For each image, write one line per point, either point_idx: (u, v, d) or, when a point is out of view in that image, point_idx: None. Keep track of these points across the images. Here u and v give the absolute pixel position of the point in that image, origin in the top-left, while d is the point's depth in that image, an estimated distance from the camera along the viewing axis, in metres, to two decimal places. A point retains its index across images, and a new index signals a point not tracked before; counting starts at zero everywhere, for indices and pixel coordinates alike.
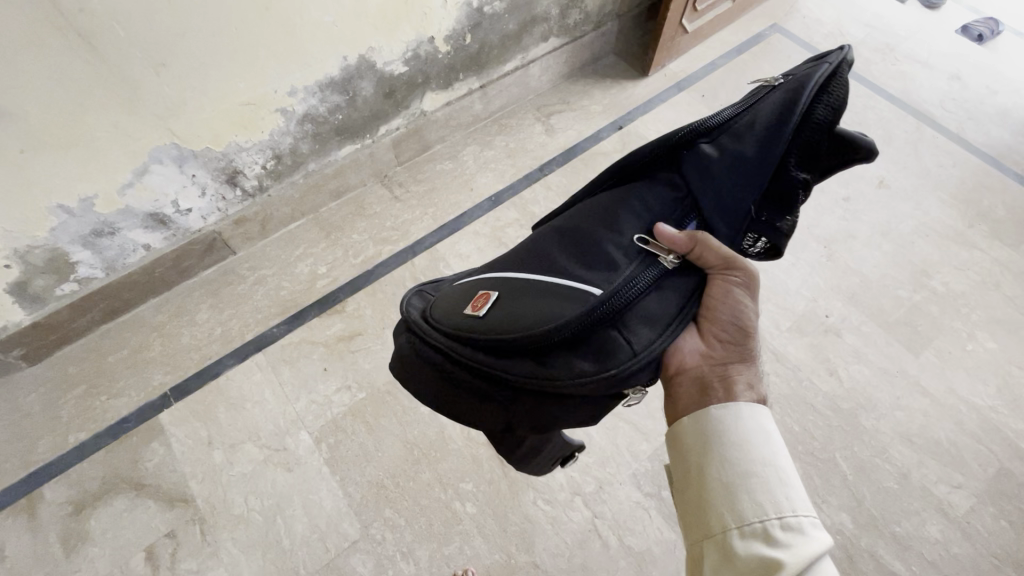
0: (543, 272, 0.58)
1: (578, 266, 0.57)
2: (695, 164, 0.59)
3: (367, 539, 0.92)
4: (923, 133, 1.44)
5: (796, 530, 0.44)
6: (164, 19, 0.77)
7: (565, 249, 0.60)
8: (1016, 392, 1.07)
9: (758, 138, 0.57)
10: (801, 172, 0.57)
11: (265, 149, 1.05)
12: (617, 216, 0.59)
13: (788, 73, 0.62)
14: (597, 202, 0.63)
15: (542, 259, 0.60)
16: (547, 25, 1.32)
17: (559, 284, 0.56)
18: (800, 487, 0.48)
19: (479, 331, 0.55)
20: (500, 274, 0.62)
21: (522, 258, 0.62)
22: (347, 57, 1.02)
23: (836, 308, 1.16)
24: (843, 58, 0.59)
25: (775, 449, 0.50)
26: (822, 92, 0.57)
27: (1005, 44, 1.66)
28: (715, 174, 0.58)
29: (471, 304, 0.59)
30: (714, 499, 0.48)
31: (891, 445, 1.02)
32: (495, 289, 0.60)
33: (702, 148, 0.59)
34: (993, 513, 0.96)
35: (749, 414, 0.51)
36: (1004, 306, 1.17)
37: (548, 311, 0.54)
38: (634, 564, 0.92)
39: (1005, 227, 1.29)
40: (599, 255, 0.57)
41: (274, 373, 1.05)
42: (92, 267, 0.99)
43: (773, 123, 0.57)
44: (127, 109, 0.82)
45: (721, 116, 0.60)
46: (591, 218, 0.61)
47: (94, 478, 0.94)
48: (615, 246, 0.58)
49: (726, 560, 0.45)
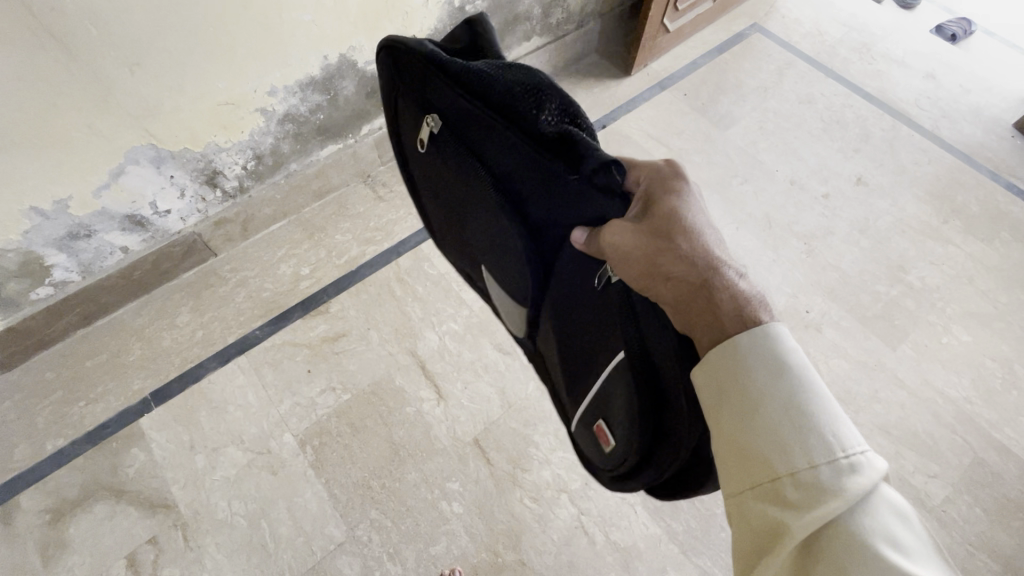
0: (596, 369, 0.55)
1: (599, 343, 0.54)
2: (539, 217, 0.56)
3: (354, 540, 0.92)
4: (899, 132, 1.47)
5: (819, 482, 0.36)
6: (138, 17, 0.75)
7: (580, 335, 0.57)
8: (988, 383, 1.10)
9: (508, 167, 0.55)
10: (541, 119, 0.50)
11: (245, 149, 1.04)
12: (579, 287, 0.55)
13: (422, 115, 0.60)
14: (560, 292, 0.58)
15: (585, 355, 0.57)
16: (529, 25, 1.32)
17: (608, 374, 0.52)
18: (831, 418, 0.38)
19: (627, 461, 0.52)
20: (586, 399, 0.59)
21: (583, 371, 0.59)
22: (328, 56, 1.01)
23: (817, 303, 1.18)
24: (421, 49, 0.54)
25: (788, 379, 0.39)
26: (458, 82, 0.52)
27: (977, 43, 1.70)
28: (552, 208, 0.54)
29: (602, 443, 0.57)
30: (721, 455, 0.40)
31: (870, 436, 1.04)
32: (597, 416, 0.57)
33: (523, 208, 0.57)
34: (968, 502, 0.99)
35: (744, 349, 0.40)
36: (978, 300, 1.20)
37: (623, 401, 0.50)
38: (621, 559, 0.93)
39: (979, 223, 1.32)
40: (603, 321, 0.52)
41: (257, 375, 1.04)
42: (67, 270, 0.98)
43: (494, 151, 0.55)
44: (102, 110, 0.81)
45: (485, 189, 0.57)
46: (569, 305, 0.58)
47: (72, 485, 0.93)
48: (595, 304, 0.53)
49: (741, 524, 0.39)
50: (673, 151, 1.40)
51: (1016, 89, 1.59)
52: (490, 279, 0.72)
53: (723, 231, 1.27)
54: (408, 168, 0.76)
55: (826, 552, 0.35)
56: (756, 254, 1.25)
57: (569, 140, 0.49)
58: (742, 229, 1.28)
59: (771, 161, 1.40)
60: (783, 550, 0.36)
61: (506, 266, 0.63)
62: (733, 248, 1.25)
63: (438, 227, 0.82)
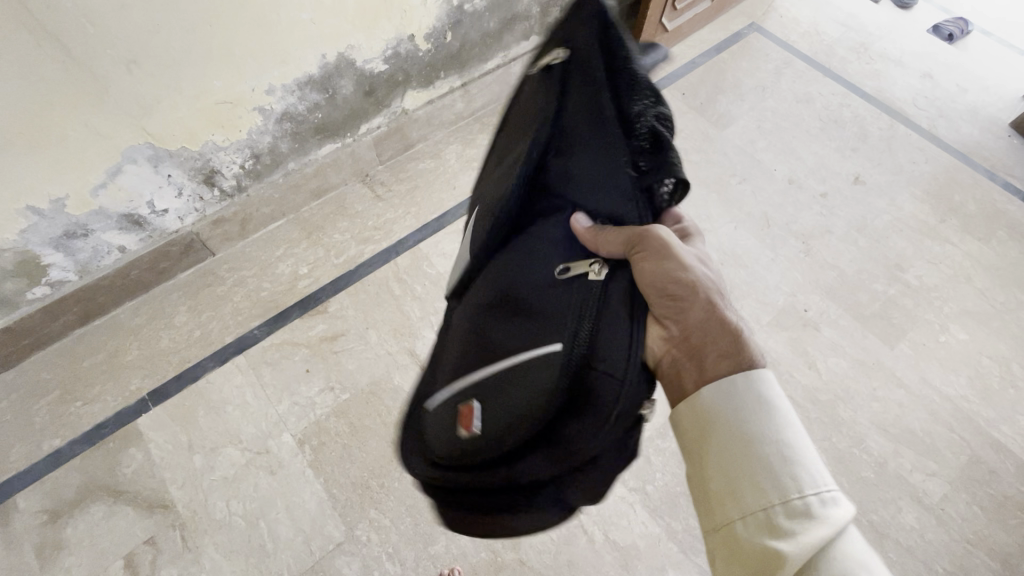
0: (491, 354, 0.50)
1: (514, 330, 0.50)
2: (560, 182, 0.54)
3: (352, 540, 0.91)
4: (897, 131, 1.47)
5: (808, 511, 0.38)
6: (135, 16, 0.75)
7: (500, 318, 0.52)
8: (986, 382, 1.11)
9: (581, 131, 0.53)
10: (642, 114, 0.51)
11: (243, 148, 1.03)
12: (525, 270, 0.52)
13: (549, 51, 0.57)
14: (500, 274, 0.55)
15: (478, 339, 0.52)
16: (528, 23, 1.32)
17: (512, 360, 0.48)
18: (813, 457, 0.41)
19: (491, 454, 0.47)
20: (450, 382, 0.53)
21: (463, 354, 0.53)
22: (326, 55, 1.00)
23: (815, 302, 1.19)
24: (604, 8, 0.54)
25: (778, 417, 0.42)
26: (611, 52, 0.53)
27: (974, 43, 1.71)
28: (581, 182, 0.53)
29: (459, 424, 0.49)
30: (713, 487, 0.42)
31: (869, 435, 1.04)
32: (470, 393, 0.50)
33: (552, 164, 0.54)
34: (966, 500, 0.99)
35: (744, 382, 0.44)
36: (975, 299, 1.21)
37: (531, 391, 0.46)
38: (620, 558, 0.93)
39: (976, 221, 1.32)
40: (536, 310, 0.49)
41: (255, 375, 1.04)
42: (64, 270, 0.97)
43: (589, 107, 0.52)
44: (99, 109, 0.81)
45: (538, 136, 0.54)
46: (498, 283, 0.53)
47: (69, 485, 0.92)
48: (541, 292, 0.50)
49: (732, 556, 0.40)
50: None
51: (1012, 88, 1.59)
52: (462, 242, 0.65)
53: (722, 231, 1.28)
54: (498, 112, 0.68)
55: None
56: (755, 253, 1.25)
57: (655, 142, 0.51)
58: (741, 228, 1.28)
59: (769, 160, 1.40)
60: None
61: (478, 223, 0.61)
62: (732, 247, 1.25)
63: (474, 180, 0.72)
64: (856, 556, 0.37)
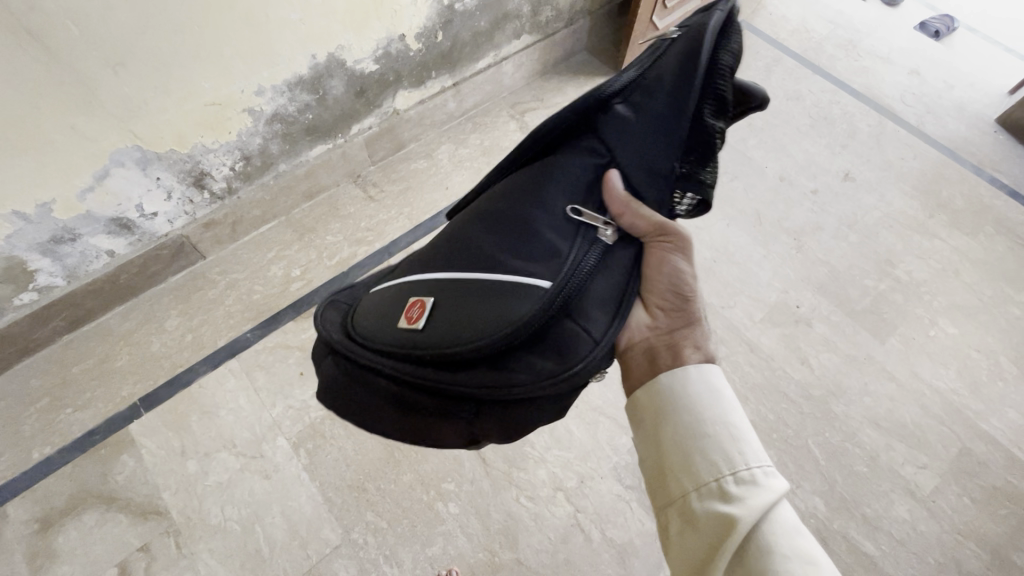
0: (474, 269, 0.54)
1: (503, 253, 0.54)
2: (612, 128, 0.56)
3: (349, 544, 0.91)
4: (885, 127, 1.48)
5: (751, 480, 0.46)
6: (121, 17, 0.74)
7: (494, 237, 0.55)
8: (975, 375, 1.12)
9: (665, 91, 0.53)
10: (716, 123, 0.55)
11: (233, 150, 1.02)
12: (542, 193, 0.56)
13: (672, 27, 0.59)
14: (511, 194, 0.57)
15: (466, 254, 0.56)
16: (519, 22, 1.31)
17: (494, 279, 0.53)
18: (752, 439, 0.49)
19: (427, 348, 0.51)
20: (426, 281, 0.56)
21: (445, 259, 0.57)
22: (316, 55, 0.99)
23: (807, 298, 1.19)
24: (730, 6, 0.56)
25: (724, 405, 0.51)
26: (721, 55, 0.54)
27: (959, 39, 1.73)
28: (632, 136, 0.55)
29: (406, 315, 0.54)
30: (672, 465, 0.50)
31: (860, 429, 1.05)
32: (431, 294, 0.55)
33: (614, 107, 0.56)
34: (957, 492, 1.00)
35: (698, 375, 0.53)
36: (964, 293, 1.22)
37: (490, 314, 0.50)
38: (617, 556, 0.93)
39: (963, 216, 1.34)
40: (533, 244, 0.53)
41: (248, 379, 1.03)
42: (52, 275, 0.96)
43: (681, 73, 0.53)
44: (85, 112, 0.80)
45: (622, 79, 0.56)
46: (510, 202, 0.57)
47: (61, 494, 0.91)
48: (546, 227, 0.54)
49: (690, 525, 0.46)
50: None
51: (998, 84, 1.61)
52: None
53: (714, 228, 1.28)
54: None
55: (760, 539, 0.44)
56: (747, 250, 1.25)
57: (705, 155, 0.56)
58: (733, 226, 1.29)
59: (760, 157, 1.41)
60: (730, 539, 0.43)
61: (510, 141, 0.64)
62: (724, 245, 1.26)
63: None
64: (788, 519, 0.45)
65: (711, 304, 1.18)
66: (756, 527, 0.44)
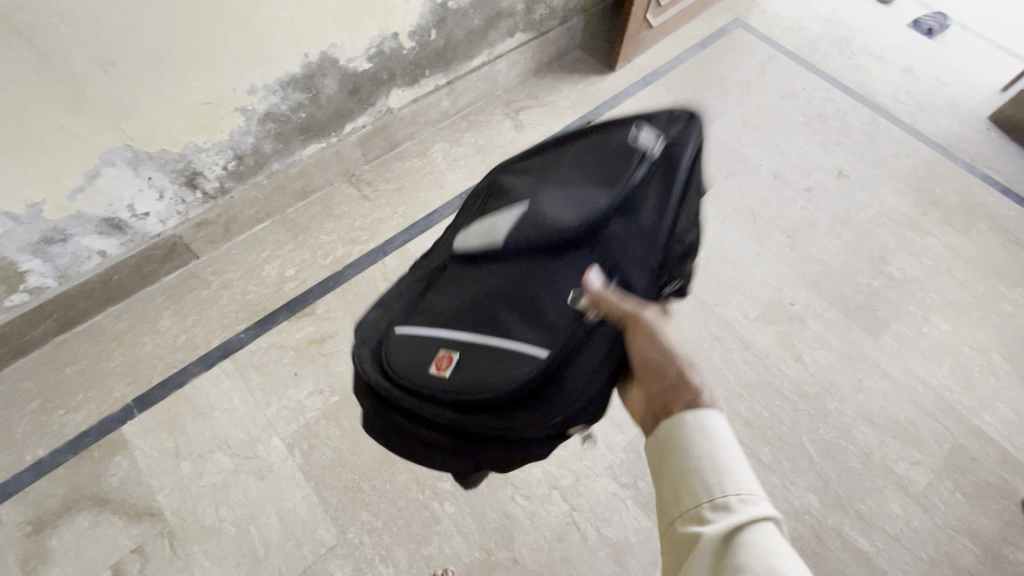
0: (489, 329, 0.60)
1: (512, 324, 0.60)
2: (605, 233, 0.62)
3: (345, 544, 0.91)
4: (878, 125, 1.49)
5: (727, 506, 0.44)
6: (110, 15, 0.73)
7: (505, 302, 0.61)
8: (967, 371, 1.13)
9: (651, 206, 0.63)
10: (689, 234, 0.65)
11: (225, 149, 1.02)
12: (545, 276, 0.61)
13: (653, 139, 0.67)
14: (516, 271, 0.62)
15: (479, 314, 0.61)
16: (512, 20, 1.31)
17: (504, 347, 0.58)
18: (742, 469, 0.46)
19: (447, 395, 0.57)
20: (440, 339, 0.60)
21: (459, 319, 0.61)
22: (309, 53, 0.99)
23: (801, 295, 1.20)
24: (698, 133, 0.68)
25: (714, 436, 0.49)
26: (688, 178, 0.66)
27: (952, 37, 1.74)
28: (624, 239, 0.62)
29: (433, 362, 0.59)
30: (660, 492, 0.49)
31: (854, 426, 1.06)
32: (455, 345, 0.60)
33: (610, 213, 0.63)
34: (949, 487, 1.01)
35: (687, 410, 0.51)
36: (956, 290, 1.23)
37: (504, 370, 0.57)
38: (613, 554, 0.94)
39: (956, 213, 1.35)
40: (537, 314, 0.60)
41: (242, 379, 1.03)
42: (43, 276, 0.95)
43: (663, 192, 0.64)
44: (75, 111, 0.79)
45: (615, 188, 0.64)
46: (516, 278, 0.61)
47: (53, 496, 0.91)
48: (548, 305, 0.60)
49: (673, 552, 0.46)
50: None
51: (990, 82, 1.62)
52: (505, 209, 0.64)
53: (708, 226, 1.28)
54: (564, 134, 0.73)
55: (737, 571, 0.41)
56: (742, 248, 1.26)
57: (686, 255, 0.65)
58: (727, 223, 1.29)
59: (754, 155, 1.41)
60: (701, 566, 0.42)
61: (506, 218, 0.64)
62: (719, 242, 1.26)
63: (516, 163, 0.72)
64: (772, 546, 0.41)
65: (706, 302, 1.18)
66: (730, 554, 0.41)
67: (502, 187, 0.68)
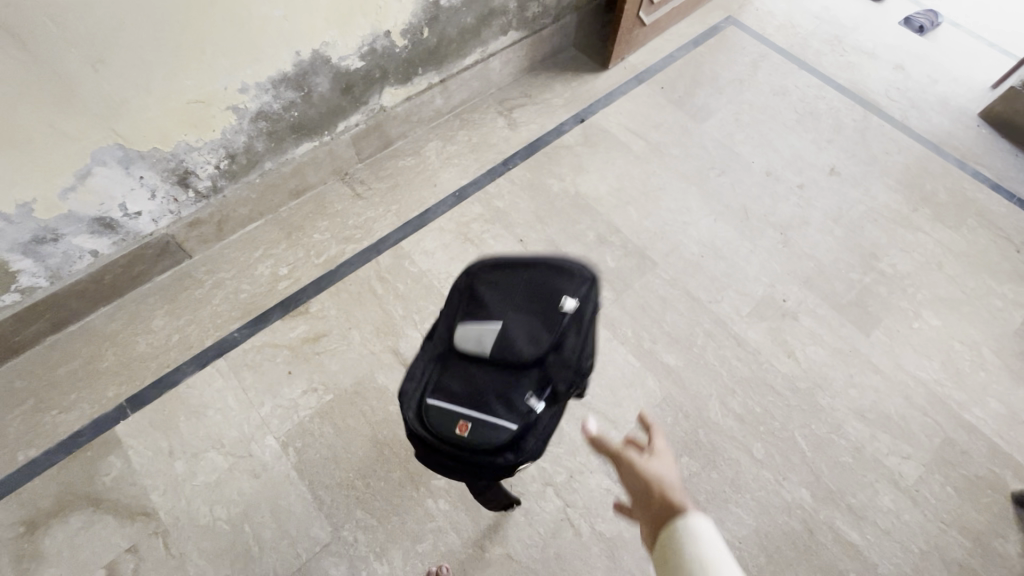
0: (491, 402, 0.69)
1: (486, 396, 0.69)
2: (551, 357, 0.71)
3: (339, 541, 0.91)
4: (870, 122, 1.50)
5: None
6: (99, 12, 0.73)
7: (495, 389, 0.70)
8: (958, 365, 1.14)
9: (576, 340, 0.71)
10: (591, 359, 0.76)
11: (217, 148, 1.01)
12: (510, 381, 0.70)
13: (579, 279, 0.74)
14: (491, 371, 0.70)
15: (464, 381, 0.71)
16: (505, 18, 1.31)
17: (476, 413, 0.68)
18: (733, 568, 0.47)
19: (468, 449, 0.67)
20: (430, 399, 0.70)
21: (447, 384, 0.70)
22: (300, 52, 0.99)
23: (793, 292, 1.21)
24: (591, 282, 0.74)
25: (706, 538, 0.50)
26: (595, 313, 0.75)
27: (943, 34, 1.75)
28: (557, 367, 0.71)
29: (459, 424, 0.68)
30: None
31: (846, 420, 1.07)
32: (469, 414, 0.68)
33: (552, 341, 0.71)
34: (940, 481, 1.02)
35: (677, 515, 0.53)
36: (947, 285, 1.24)
37: (502, 433, 0.67)
38: (607, 549, 0.94)
39: (946, 210, 1.36)
40: (514, 403, 0.69)
41: (236, 378, 1.03)
42: (35, 276, 0.95)
43: (583, 327, 0.72)
44: (64, 110, 0.79)
45: (552, 321, 0.71)
46: (491, 375, 0.70)
47: (46, 496, 0.90)
48: (519, 402, 0.69)
49: None
50: (652, 145, 1.40)
51: (981, 79, 1.63)
52: (484, 322, 0.71)
53: (701, 223, 1.29)
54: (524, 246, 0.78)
55: None
56: (735, 245, 1.26)
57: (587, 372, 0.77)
58: (720, 220, 1.30)
59: (747, 153, 1.41)
60: None
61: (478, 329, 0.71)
62: (711, 239, 1.27)
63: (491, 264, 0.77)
64: None
65: (699, 299, 1.19)
66: None
67: (474, 295, 0.74)
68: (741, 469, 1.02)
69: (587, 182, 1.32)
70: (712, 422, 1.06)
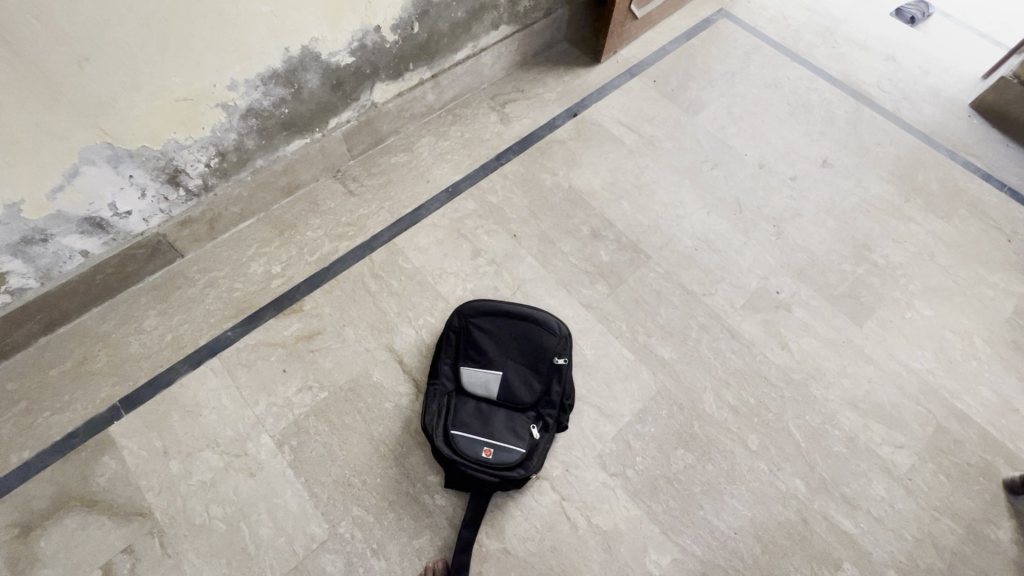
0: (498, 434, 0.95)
1: (498, 427, 0.96)
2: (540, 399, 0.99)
3: (335, 539, 0.91)
4: (862, 114, 1.50)
5: None
6: (84, 10, 0.73)
7: (502, 421, 0.97)
8: (949, 355, 1.14)
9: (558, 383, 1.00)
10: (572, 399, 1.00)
11: (207, 146, 1.01)
12: (511, 419, 0.97)
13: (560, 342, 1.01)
14: (495, 407, 0.98)
15: (477, 416, 0.97)
16: (496, 13, 1.30)
17: (494, 440, 0.94)
18: None
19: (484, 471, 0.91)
20: (453, 430, 0.95)
21: (466, 419, 0.96)
22: (289, 48, 0.98)
23: (786, 284, 1.21)
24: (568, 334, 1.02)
25: None
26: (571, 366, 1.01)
27: (934, 25, 1.75)
28: (545, 406, 0.99)
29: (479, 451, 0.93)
30: None
31: (839, 411, 1.07)
32: (486, 443, 0.94)
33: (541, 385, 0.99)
34: (932, 469, 1.03)
35: None
36: (939, 275, 1.24)
37: (508, 458, 0.93)
38: (603, 542, 0.94)
39: (938, 200, 1.36)
40: (516, 432, 0.96)
41: (230, 377, 1.02)
42: (24, 277, 0.94)
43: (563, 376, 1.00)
44: (50, 109, 0.78)
45: (540, 373, 0.99)
46: (497, 412, 0.97)
47: (41, 497, 0.90)
48: (519, 431, 0.96)
49: None
50: (645, 139, 1.40)
51: (972, 70, 1.63)
52: (488, 376, 0.98)
53: (694, 217, 1.29)
54: (509, 305, 1.04)
55: None
56: (727, 238, 1.26)
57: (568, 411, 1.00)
58: (713, 213, 1.30)
59: (740, 145, 1.42)
60: None
61: (485, 377, 0.99)
62: (705, 232, 1.27)
63: (484, 325, 1.02)
64: None
65: (693, 292, 1.19)
66: None
67: (480, 348, 1.00)
68: (736, 460, 1.02)
69: (580, 176, 1.32)
70: (707, 414, 1.06)
